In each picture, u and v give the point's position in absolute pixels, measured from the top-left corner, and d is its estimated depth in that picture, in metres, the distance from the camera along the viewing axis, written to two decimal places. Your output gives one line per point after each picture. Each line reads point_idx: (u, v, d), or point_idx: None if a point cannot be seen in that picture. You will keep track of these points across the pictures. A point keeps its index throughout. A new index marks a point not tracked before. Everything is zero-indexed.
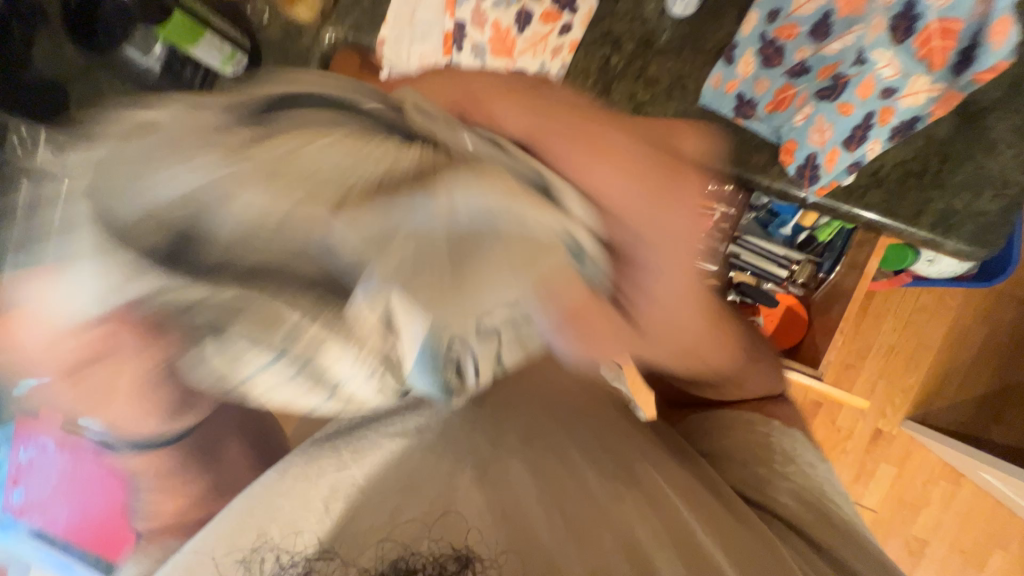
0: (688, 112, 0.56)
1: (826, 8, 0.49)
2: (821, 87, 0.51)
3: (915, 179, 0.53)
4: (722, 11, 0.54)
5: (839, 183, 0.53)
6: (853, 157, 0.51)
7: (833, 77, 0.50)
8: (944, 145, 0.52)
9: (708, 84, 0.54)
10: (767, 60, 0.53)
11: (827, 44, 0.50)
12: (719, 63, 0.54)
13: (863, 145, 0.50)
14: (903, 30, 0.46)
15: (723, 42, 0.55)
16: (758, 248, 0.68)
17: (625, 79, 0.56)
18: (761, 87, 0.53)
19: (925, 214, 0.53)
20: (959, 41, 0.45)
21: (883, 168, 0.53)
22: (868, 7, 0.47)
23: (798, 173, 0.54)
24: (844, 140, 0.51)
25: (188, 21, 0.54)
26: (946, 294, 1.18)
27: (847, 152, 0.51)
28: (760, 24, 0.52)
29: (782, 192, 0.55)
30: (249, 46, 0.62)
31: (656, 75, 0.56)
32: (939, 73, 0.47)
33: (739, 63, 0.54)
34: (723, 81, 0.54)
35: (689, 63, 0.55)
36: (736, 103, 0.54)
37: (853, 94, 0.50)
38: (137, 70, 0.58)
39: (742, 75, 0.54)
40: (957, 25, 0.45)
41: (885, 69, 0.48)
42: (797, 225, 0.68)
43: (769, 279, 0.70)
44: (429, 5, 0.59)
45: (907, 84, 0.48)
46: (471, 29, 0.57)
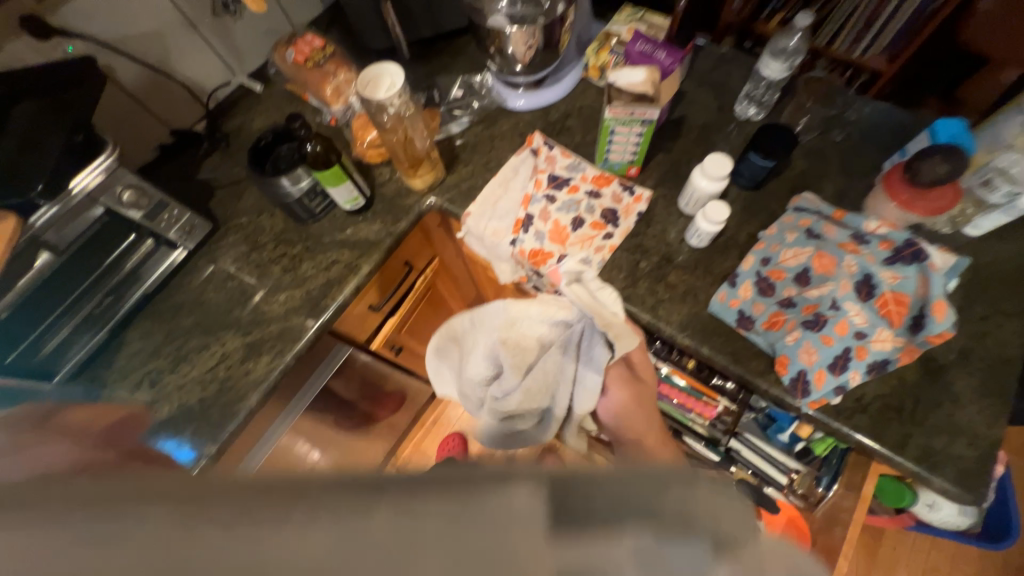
0: (699, 315, 0.68)
1: (805, 265, 0.66)
2: (806, 318, 0.63)
3: (894, 412, 0.60)
4: (728, 250, 0.72)
5: (829, 401, 0.61)
6: (838, 381, 0.60)
7: (815, 314, 0.63)
8: (916, 389, 0.61)
9: (715, 297, 0.68)
10: (762, 290, 0.67)
11: (810, 289, 0.64)
12: (724, 284, 0.69)
13: (845, 372, 0.60)
14: (865, 292, 0.61)
15: (728, 271, 0.70)
16: (755, 447, 0.74)
17: (650, 280, 0.71)
18: (758, 309, 0.66)
19: (909, 447, 0.58)
20: (909, 309, 0.60)
21: (866, 396, 0.61)
22: (837, 271, 0.63)
23: (791, 384, 0.62)
24: (829, 365, 0.61)
25: (339, 172, 0.73)
26: (957, 556, 1.12)
27: (832, 375, 0.61)
28: (756, 264, 0.69)
29: (779, 399, 0.63)
30: (368, 194, 0.80)
31: (674, 282, 0.70)
32: (898, 328, 0.60)
33: (740, 287, 0.68)
34: (727, 297, 0.67)
35: (702, 279, 0.70)
36: (737, 316, 0.66)
37: (833, 329, 0.61)
38: (278, 191, 0.73)
39: (743, 296, 0.67)
40: (906, 298, 0.60)
41: (857, 317, 0.61)
42: (794, 434, 0.72)
43: (769, 481, 0.74)
44: (510, 199, 0.79)
45: (874, 332, 0.60)
46: (537, 221, 0.75)
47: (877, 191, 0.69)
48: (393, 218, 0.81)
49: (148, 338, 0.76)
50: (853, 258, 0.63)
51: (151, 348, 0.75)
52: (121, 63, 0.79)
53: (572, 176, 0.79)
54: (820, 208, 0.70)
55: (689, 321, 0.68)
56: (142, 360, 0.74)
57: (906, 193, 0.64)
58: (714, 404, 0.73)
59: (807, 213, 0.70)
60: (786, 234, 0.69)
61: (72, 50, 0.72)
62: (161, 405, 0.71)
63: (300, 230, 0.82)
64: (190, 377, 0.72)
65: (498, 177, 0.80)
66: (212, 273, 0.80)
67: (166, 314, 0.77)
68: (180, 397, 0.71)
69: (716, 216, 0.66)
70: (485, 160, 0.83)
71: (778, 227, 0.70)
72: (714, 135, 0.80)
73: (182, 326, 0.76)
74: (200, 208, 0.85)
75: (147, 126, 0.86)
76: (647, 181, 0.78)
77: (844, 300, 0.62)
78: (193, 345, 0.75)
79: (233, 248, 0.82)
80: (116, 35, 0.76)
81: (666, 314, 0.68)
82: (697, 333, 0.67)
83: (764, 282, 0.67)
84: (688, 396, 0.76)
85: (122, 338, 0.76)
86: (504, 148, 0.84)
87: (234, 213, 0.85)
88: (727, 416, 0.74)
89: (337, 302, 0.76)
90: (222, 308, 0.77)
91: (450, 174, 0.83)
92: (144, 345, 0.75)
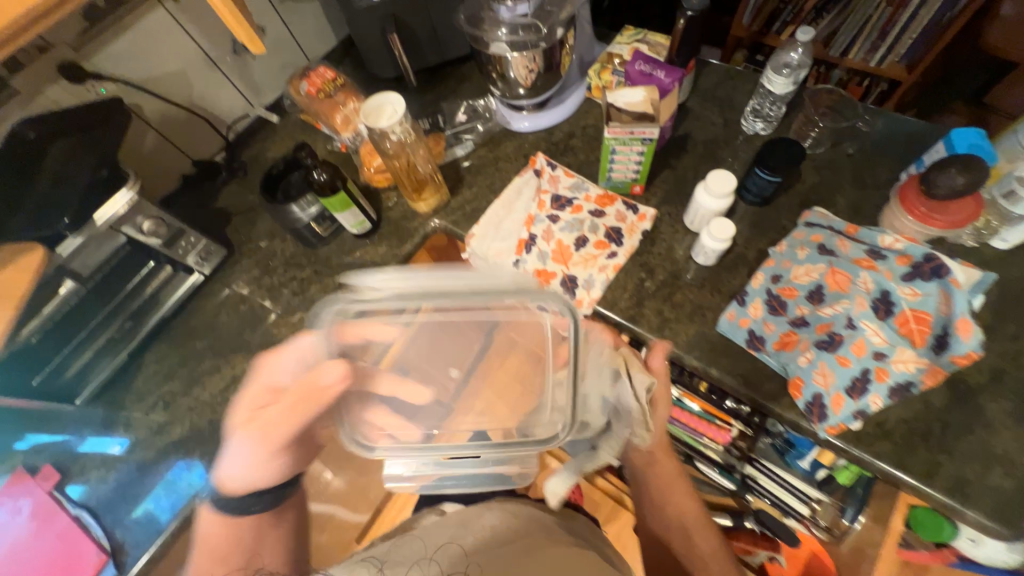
0: (707, 335, 0.66)
1: (817, 282, 0.63)
2: (820, 338, 0.60)
3: (921, 438, 0.56)
4: (736, 268, 0.70)
5: (848, 427, 0.57)
6: (857, 405, 0.57)
7: (829, 333, 0.60)
8: (944, 414, 0.57)
9: (724, 316, 0.66)
10: (773, 309, 0.64)
11: (823, 309, 0.61)
12: (732, 302, 0.67)
13: (865, 395, 0.57)
14: (883, 311, 0.59)
15: (737, 289, 0.68)
16: (773, 474, 0.72)
17: (655, 300, 0.69)
18: (769, 328, 0.63)
19: (938, 476, 0.54)
20: (933, 329, 0.56)
21: (888, 421, 0.57)
22: (851, 288, 0.61)
23: (806, 408, 0.59)
24: (847, 388, 0.57)
25: (345, 197, 0.73)
26: None
27: (850, 398, 0.57)
28: (766, 282, 0.66)
29: (793, 423, 0.60)
30: (374, 218, 0.81)
31: (680, 301, 0.68)
32: (922, 349, 0.57)
33: (749, 305, 0.65)
34: (735, 316, 0.65)
35: (709, 298, 0.68)
36: (747, 335, 0.64)
37: (850, 350, 0.58)
38: (289, 216, 0.76)
39: (752, 315, 0.65)
40: (928, 317, 0.56)
41: (874, 336, 0.58)
42: (814, 461, 0.68)
43: (791, 512, 0.72)
44: (514, 219, 0.79)
45: (894, 352, 0.57)
46: (540, 240, 0.76)
47: (892, 205, 0.66)
48: (398, 241, 0.82)
49: (164, 361, 0.78)
50: (867, 275, 0.60)
51: (166, 371, 0.77)
52: (144, 102, 0.84)
53: (576, 196, 0.79)
54: (832, 223, 0.67)
55: (697, 341, 0.66)
56: (158, 383, 0.77)
57: (924, 207, 0.62)
58: (727, 428, 0.71)
59: (818, 228, 0.68)
60: (796, 250, 0.67)
61: (103, 91, 0.79)
62: (174, 427, 0.73)
63: (309, 253, 0.84)
64: (202, 400, 0.74)
65: (502, 199, 0.81)
66: (227, 295, 0.83)
67: (182, 337, 0.80)
68: (192, 419, 0.73)
69: (720, 233, 0.65)
70: (488, 182, 0.84)
71: (788, 243, 0.68)
72: (720, 152, 0.80)
73: (196, 349, 0.78)
74: (217, 234, 0.88)
75: (171, 159, 0.92)
76: (650, 200, 0.77)
77: (859, 319, 0.59)
78: (206, 368, 0.77)
79: (247, 271, 0.85)
80: (141, 75, 0.83)
81: (673, 334, 0.66)
82: (705, 354, 0.65)
83: (775, 301, 0.65)
84: (698, 420, 0.73)
85: (139, 362, 0.79)
86: (508, 171, 0.85)
87: (248, 239, 0.88)
88: (742, 441, 0.71)
89: None
90: (234, 332, 0.79)
91: (454, 197, 0.84)
92: (160, 368, 0.78)
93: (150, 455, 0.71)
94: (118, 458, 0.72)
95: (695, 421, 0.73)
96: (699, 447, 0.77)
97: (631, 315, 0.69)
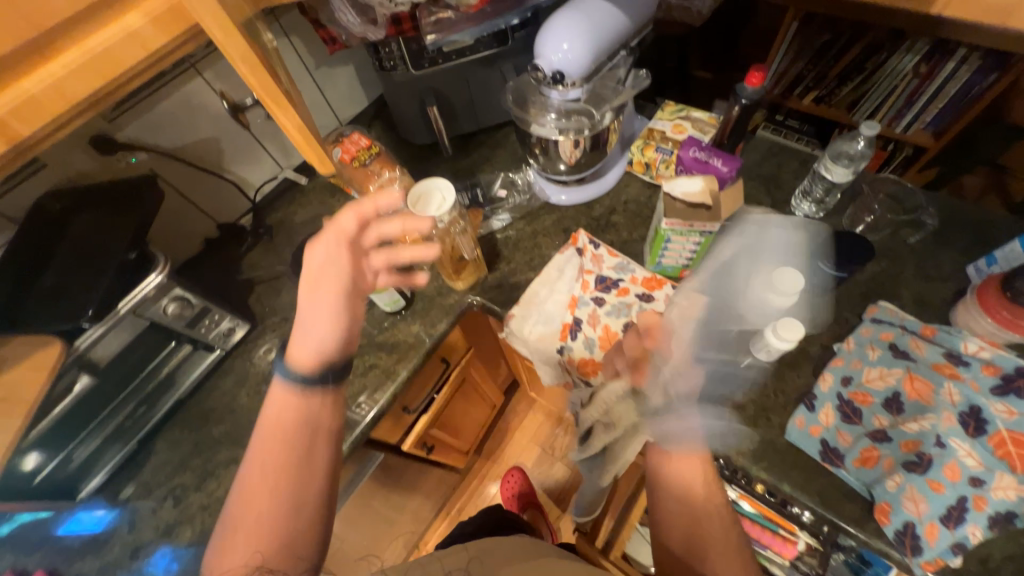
0: (775, 442, 0.61)
1: (895, 388, 0.59)
2: (906, 457, 0.55)
3: None
4: (800, 365, 0.65)
5: (947, 563, 0.51)
6: (955, 537, 0.51)
7: (916, 452, 0.54)
8: None
9: (793, 422, 0.60)
10: (846, 416, 0.59)
11: (905, 421, 0.56)
12: (801, 406, 0.62)
13: (963, 526, 0.51)
14: (975, 427, 0.54)
15: (803, 390, 0.64)
16: None
17: (714, 398, 0.64)
18: (845, 439, 0.58)
19: None
20: None
21: (990, 557, 0.52)
22: (935, 399, 0.56)
23: (896, 537, 0.53)
24: (942, 516, 0.52)
25: None
26: None
27: (947, 530, 0.51)
28: (836, 384, 0.62)
29: (881, 552, 0.54)
30: (408, 295, 0.78)
31: (741, 401, 0.64)
32: None
33: (820, 411, 0.60)
34: (806, 423, 0.60)
35: (773, 399, 0.63)
36: (821, 446, 0.59)
37: (942, 473, 0.53)
38: None
39: (824, 422, 0.60)
40: None
41: (968, 459, 0.52)
42: None
43: None
44: (556, 300, 0.76)
45: (993, 477, 0.51)
46: (586, 325, 0.72)
47: (967, 303, 0.62)
48: (433, 319, 0.78)
49: (176, 447, 0.72)
50: (952, 386, 0.56)
51: (178, 460, 0.71)
52: (174, 168, 0.82)
53: (622, 278, 0.75)
54: (903, 322, 0.64)
55: (764, 449, 0.60)
56: (168, 474, 0.70)
57: (1006, 311, 0.58)
58: (793, 539, 0.67)
59: (887, 325, 0.64)
60: (866, 349, 0.63)
61: (134, 160, 0.76)
62: (184, 528, 0.66)
63: None
64: (216, 496, 0.68)
65: (543, 277, 0.77)
66: (247, 372, 0.78)
67: (198, 420, 0.74)
68: (204, 519, 0.66)
69: (788, 332, 0.60)
70: (527, 258, 0.81)
71: (856, 340, 0.64)
72: None
73: (211, 435, 0.73)
74: (240, 304, 0.84)
75: (197, 222, 0.89)
76: None
77: (948, 437, 0.54)
78: (222, 458, 0.71)
79: (269, 347, 0.80)
80: (173, 144, 0.80)
81: (737, 439, 0.61)
82: (775, 465, 0.59)
83: (848, 406, 0.60)
84: (762, 529, 0.70)
85: (150, 446, 0.73)
86: (547, 246, 0.82)
87: (272, 310, 0.83)
88: (811, 555, 0.67)
89: (374, 411, 0.72)
90: (254, 416, 0.74)
91: (491, 273, 0.81)
92: (171, 456, 0.72)
93: (155, 561, 0.64)
94: (119, 564, 0.65)
95: (757, 529, 0.70)
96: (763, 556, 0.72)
97: None
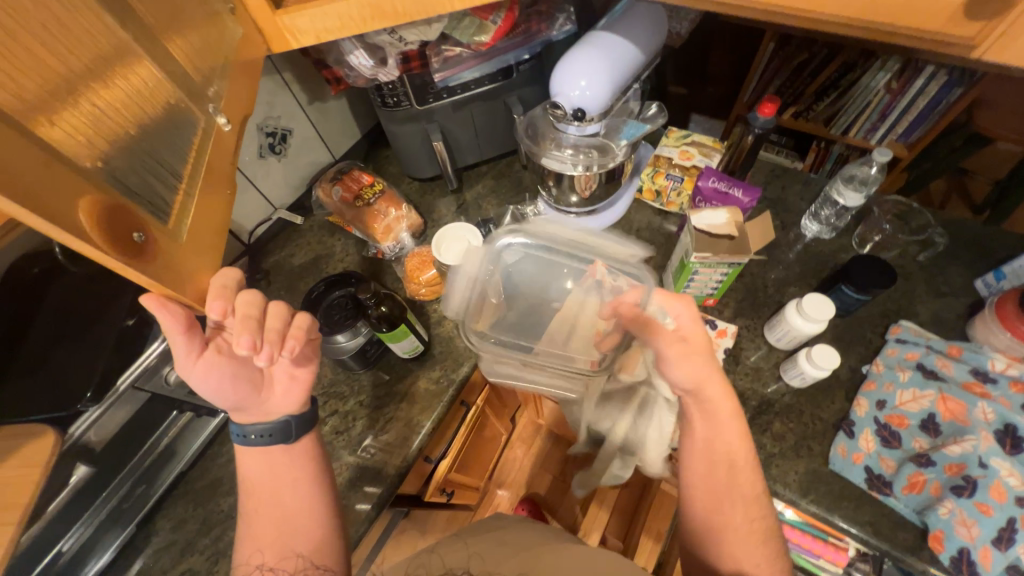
0: (819, 472, 0.60)
1: (930, 410, 0.59)
2: (951, 480, 0.55)
3: None
4: (832, 390, 0.65)
5: None
6: (1009, 559, 0.51)
7: (962, 475, 0.55)
8: None
9: (835, 451, 0.60)
10: (887, 441, 0.59)
11: (945, 443, 0.57)
12: (840, 433, 0.61)
13: (1015, 547, 0.51)
14: (1011, 445, 0.55)
15: (839, 416, 0.64)
16: None
17: (753, 430, 0.63)
18: (888, 465, 0.58)
19: None
20: None
21: None
22: (970, 418, 0.57)
23: (952, 564, 0.53)
24: (994, 539, 0.52)
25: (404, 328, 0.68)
26: None
27: (1000, 552, 0.52)
28: (872, 409, 0.62)
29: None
30: (427, 340, 0.75)
31: (781, 432, 0.63)
32: None
33: (860, 437, 0.60)
34: (848, 451, 0.60)
35: (811, 427, 0.63)
36: (865, 474, 0.59)
37: (988, 495, 0.53)
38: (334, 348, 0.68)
39: (866, 449, 0.60)
40: None
41: (1011, 478, 0.53)
42: None
43: None
44: None
45: None
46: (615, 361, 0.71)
47: (987, 318, 0.63)
48: (453, 363, 0.75)
49: (180, 527, 0.66)
50: (986, 405, 0.57)
51: (183, 542, 0.65)
52: None
53: None
54: (929, 341, 0.65)
55: (810, 482, 0.60)
56: (173, 559, 0.64)
57: None
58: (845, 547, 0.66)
59: (912, 345, 0.65)
60: (896, 370, 0.63)
61: None
62: None
63: (350, 380, 0.76)
64: None
65: None
66: None
67: (203, 493, 0.68)
68: None
69: (822, 360, 0.61)
70: None
71: (885, 362, 0.65)
72: (784, 256, 0.77)
73: (219, 510, 0.66)
74: None
75: None
76: (724, 311, 0.74)
77: (990, 457, 0.54)
78: (234, 535, 0.65)
79: None
80: None
81: (781, 473, 0.60)
82: (822, 498, 0.59)
83: (886, 431, 0.60)
84: (813, 538, 0.67)
85: (148, 529, 0.66)
86: None
87: None
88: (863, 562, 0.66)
89: (399, 469, 0.68)
90: None
91: (510, 310, 0.78)
92: (175, 538, 0.65)
93: None
94: None
95: (808, 541, 0.68)
96: (815, 570, 0.69)
97: None
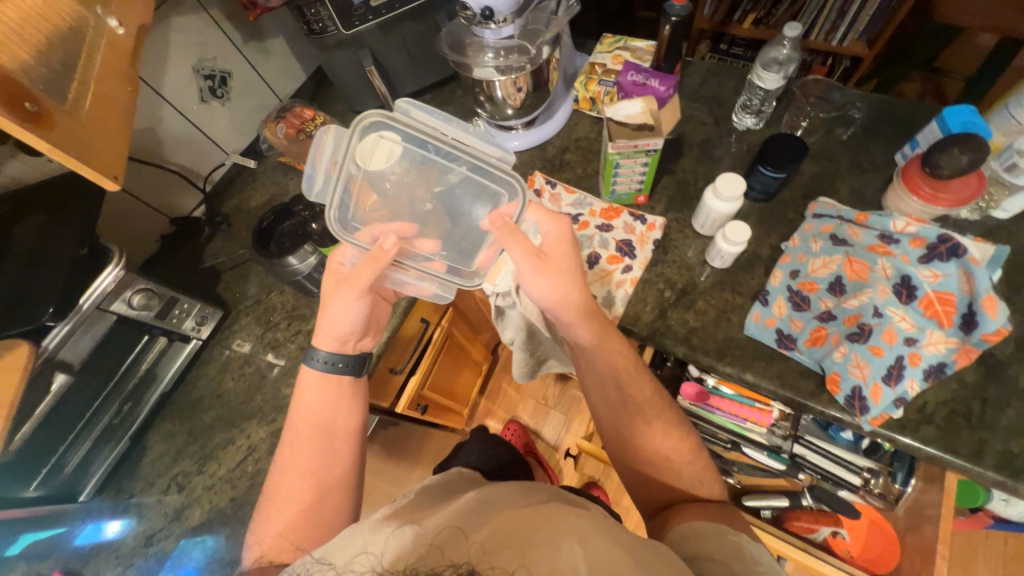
0: (736, 338, 0.65)
1: (837, 273, 0.63)
2: (849, 330, 0.60)
3: (962, 418, 0.57)
4: (753, 267, 0.69)
5: (891, 416, 0.57)
6: (896, 393, 0.57)
7: (858, 325, 0.60)
8: (980, 390, 0.58)
9: (750, 319, 0.65)
10: (797, 305, 0.64)
11: (847, 300, 0.61)
12: (756, 303, 0.66)
13: (903, 382, 0.57)
14: (906, 295, 0.59)
15: (757, 289, 0.68)
16: (821, 449, 0.74)
17: (678, 309, 0.68)
18: (796, 326, 0.63)
19: (986, 455, 0.55)
20: (958, 308, 0.57)
21: (928, 406, 0.58)
22: (871, 275, 0.61)
23: (847, 403, 0.59)
24: (883, 377, 0.57)
25: None
26: None
27: (889, 387, 0.57)
28: (786, 279, 0.66)
29: (835, 418, 0.60)
30: None
31: (703, 308, 0.68)
32: (949, 329, 0.57)
33: (773, 304, 0.65)
34: (761, 317, 0.65)
35: (731, 300, 0.68)
36: (775, 336, 0.64)
37: (880, 339, 0.58)
38: (287, 269, 0.73)
39: (777, 314, 0.65)
40: (952, 296, 0.57)
41: (901, 323, 0.58)
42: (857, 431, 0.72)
43: (845, 485, 0.74)
44: None
45: (924, 335, 0.57)
46: None
47: (896, 186, 0.67)
48: None
49: (171, 439, 0.73)
50: (885, 261, 0.61)
51: (175, 451, 0.73)
52: None
53: (581, 212, 0.78)
54: (841, 212, 0.68)
55: (727, 347, 0.65)
56: (167, 464, 0.72)
57: (928, 186, 0.62)
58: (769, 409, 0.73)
59: (828, 218, 0.68)
60: (810, 243, 0.67)
61: None
62: (193, 510, 0.69)
63: (311, 303, 0.81)
64: (219, 476, 0.70)
65: None
66: (228, 357, 0.79)
67: (188, 410, 0.75)
68: (211, 500, 0.69)
69: (736, 235, 0.64)
70: None
71: (800, 237, 0.68)
72: (716, 149, 0.80)
73: (204, 422, 0.74)
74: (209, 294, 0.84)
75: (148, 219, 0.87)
76: (656, 207, 0.77)
77: (885, 307, 0.59)
78: (218, 441, 0.73)
79: (247, 330, 0.80)
80: None
81: (702, 342, 0.66)
82: (737, 360, 0.64)
83: (797, 296, 0.65)
84: (741, 405, 0.74)
85: (143, 443, 0.74)
86: None
87: (243, 295, 0.84)
88: (784, 420, 0.74)
89: None
90: (243, 397, 0.75)
91: None
92: (167, 448, 0.73)
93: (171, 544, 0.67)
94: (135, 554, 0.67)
95: (736, 407, 0.75)
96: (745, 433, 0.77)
97: (656, 328, 0.68)
